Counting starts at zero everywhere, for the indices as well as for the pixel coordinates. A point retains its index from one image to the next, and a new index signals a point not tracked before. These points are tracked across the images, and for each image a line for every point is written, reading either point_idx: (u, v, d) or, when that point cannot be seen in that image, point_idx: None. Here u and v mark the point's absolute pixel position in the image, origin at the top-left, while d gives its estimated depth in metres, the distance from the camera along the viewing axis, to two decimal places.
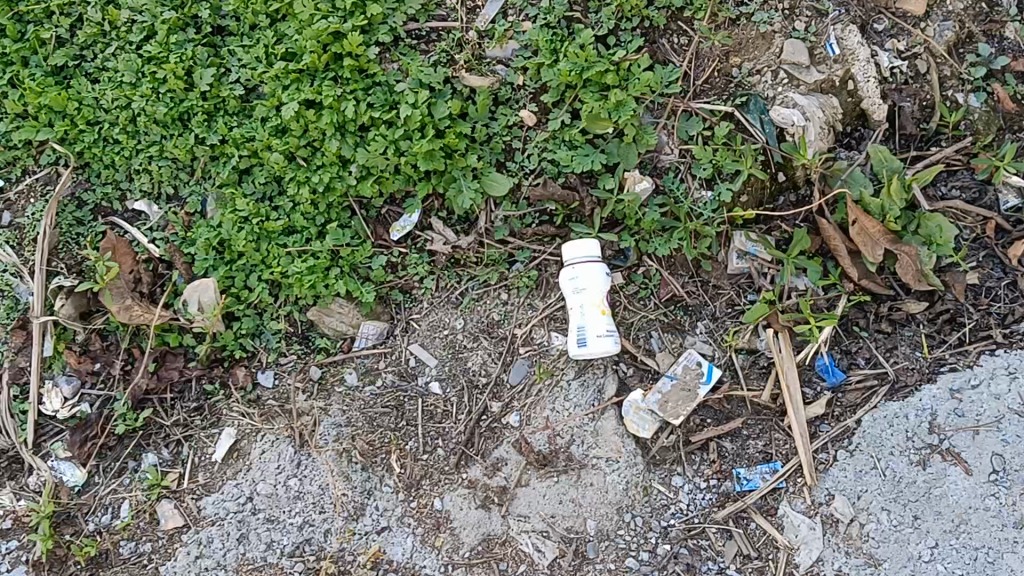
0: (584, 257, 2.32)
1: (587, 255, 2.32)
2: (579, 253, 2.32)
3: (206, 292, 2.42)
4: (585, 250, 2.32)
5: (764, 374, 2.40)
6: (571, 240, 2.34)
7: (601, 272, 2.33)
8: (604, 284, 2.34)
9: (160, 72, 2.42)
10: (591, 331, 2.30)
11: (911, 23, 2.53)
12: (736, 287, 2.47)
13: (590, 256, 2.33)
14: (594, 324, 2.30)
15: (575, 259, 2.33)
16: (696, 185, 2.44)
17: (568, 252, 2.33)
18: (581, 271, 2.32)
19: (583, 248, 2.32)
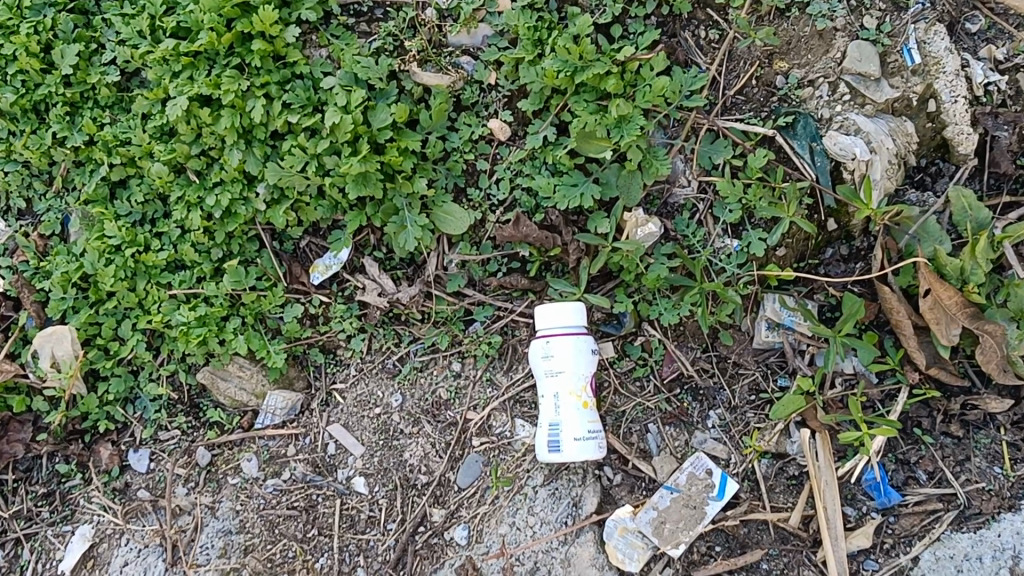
0: (564, 329, 1.71)
1: (568, 326, 1.71)
2: (558, 323, 1.71)
3: (60, 345, 1.82)
4: (567, 319, 1.71)
5: (792, 487, 1.81)
6: (548, 304, 1.72)
7: (586, 347, 1.73)
8: (590, 364, 1.73)
9: (7, 46, 1.80)
10: (565, 433, 1.70)
11: (1012, 24, 1.87)
12: (763, 367, 1.86)
13: (573, 327, 1.72)
14: (572, 421, 1.71)
15: (551, 330, 1.72)
16: (719, 230, 1.84)
17: (543, 320, 1.72)
18: (559, 348, 1.71)
19: (564, 318, 1.71)
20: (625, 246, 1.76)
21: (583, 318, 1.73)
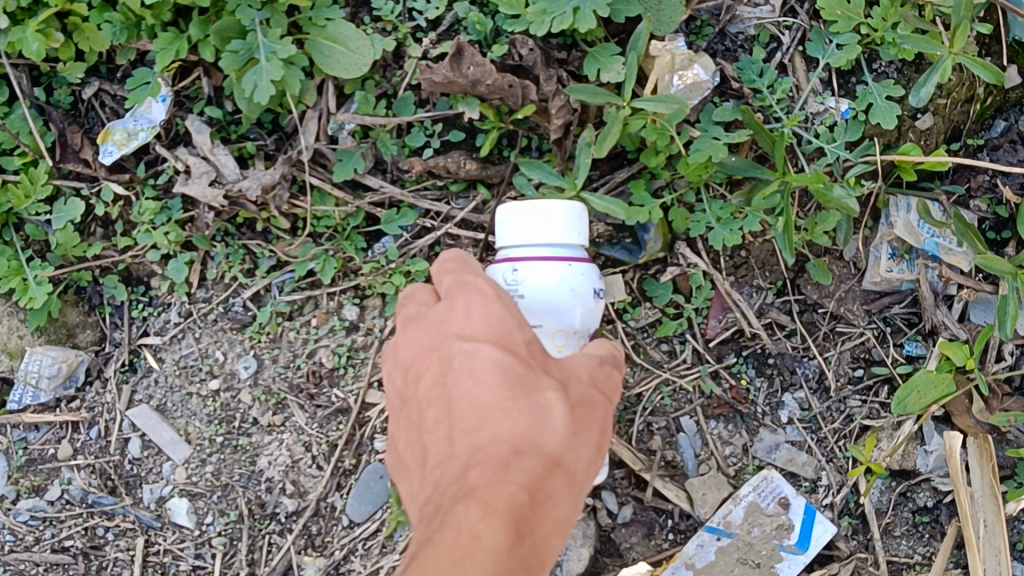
0: (544, 252, 0.89)
1: (552, 248, 0.89)
2: (535, 241, 0.88)
3: None
4: (554, 236, 0.88)
5: (924, 529, 1.07)
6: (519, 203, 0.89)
7: (585, 289, 0.91)
8: (585, 320, 0.92)
9: None
10: None
11: None
12: (878, 325, 1.08)
13: (562, 250, 0.89)
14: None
15: (527, 248, 0.89)
16: (815, 84, 1.04)
17: (506, 232, 0.89)
18: (530, 287, 0.89)
19: (548, 232, 0.88)
20: (655, 106, 0.96)
21: (583, 232, 0.90)
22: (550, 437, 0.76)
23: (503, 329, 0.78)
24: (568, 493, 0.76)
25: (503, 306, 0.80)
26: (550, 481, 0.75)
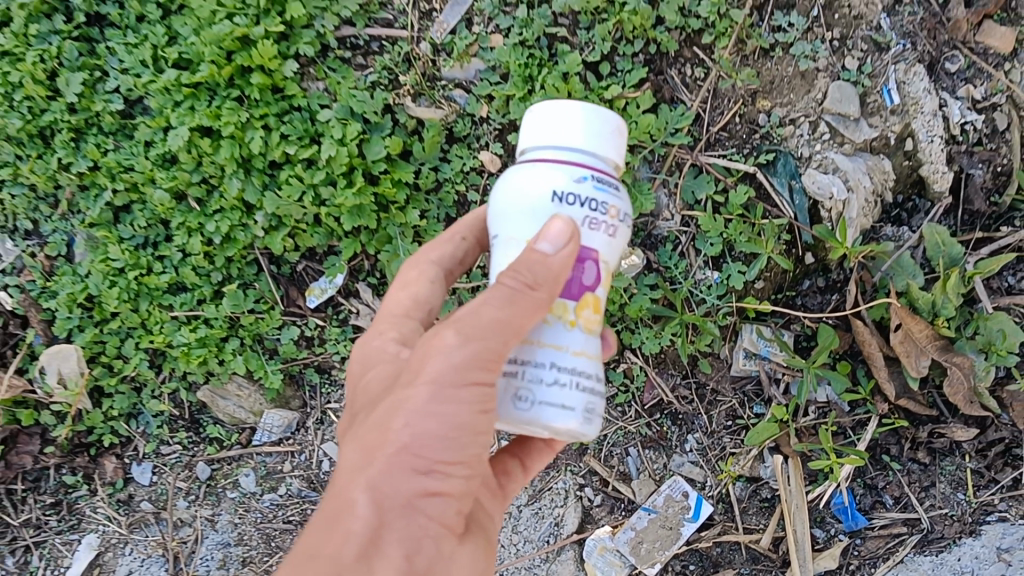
0: (543, 146, 1.18)
1: (543, 148, 1.19)
2: (537, 136, 1.19)
3: (66, 362, 1.91)
4: (565, 136, 1.17)
5: (765, 509, 1.93)
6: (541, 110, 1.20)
7: (577, 188, 1.16)
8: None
9: (14, 73, 1.85)
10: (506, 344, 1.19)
11: (992, 62, 1.97)
12: (740, 394, 1.94)
13: (561, 150, 1.17)
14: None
15: (542, 143, 1.19)
16: (700, 262, 1.91)
17: (527, 121, 1.22)
18: (523, 173, 1.19)
19: (555, 132, 1.17)
20: None
21: (582, 138, 1.17)
22: (348, 474, 1.16)
23: (361, 393, 1.29)
24: (361, 505, 1.12)
25: (361, 365, 1.32)
26: (341, 507, 1.13)
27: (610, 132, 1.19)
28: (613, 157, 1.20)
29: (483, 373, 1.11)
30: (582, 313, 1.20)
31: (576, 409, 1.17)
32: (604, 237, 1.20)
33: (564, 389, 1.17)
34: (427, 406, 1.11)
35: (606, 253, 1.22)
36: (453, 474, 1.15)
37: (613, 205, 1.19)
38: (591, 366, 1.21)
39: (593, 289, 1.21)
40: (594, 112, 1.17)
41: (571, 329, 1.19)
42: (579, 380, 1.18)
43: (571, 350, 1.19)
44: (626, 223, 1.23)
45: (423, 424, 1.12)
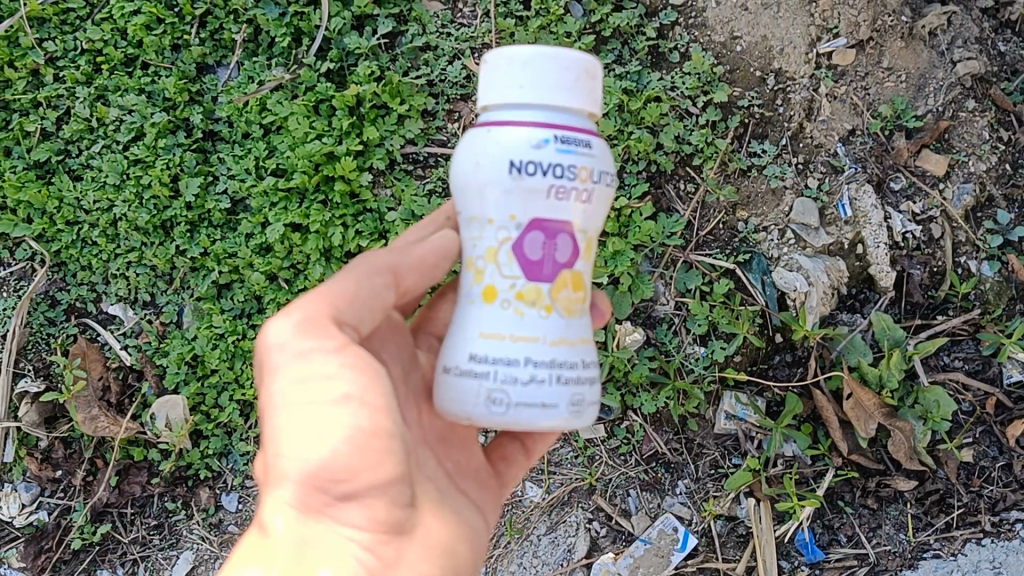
0: (503, 101, 1.36)
1: (504, 102, 1.36)
2: (508, 95, 1.35)
3: (173, 410, 2.35)
4: (534, 95, 1.34)
5: (740, 543, 2.36)
6: (510, 64, 1.35)
7: (544, 146, 1.34)
8: (524, 200, 1.37)
9: (146, 177, 2.34)
10: (478, 329, 1.41)
11: (929, 183, 2.43)
12: (723, 448, 2.38)
13: (525, 110, 1.35)
14: (469, 325, 1.42)
15: (513, 99, 1.35)
16: (690, 339, 2.35)
17: (492, 76, 1.37)
18: (487, 129, 1.38)
19: (526, 92, 1.34)
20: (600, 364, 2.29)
21: (540, 95, 1.34)
22: (265, 485, 1.35)
23: None
24: (275, 496, 1.31)
25: None
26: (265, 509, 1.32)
27: (571, 84, 1.35)
28: (576, 106, 1.36)
29: (331, 328, 1.36)
30: (560, 294, 1.41)
31: (559, 404, 1.37)
32: (576, 203, 1.39)
33: (542, 389, 1.36)
34: (298, 407, 1.31)
35: (577, 220, 1.41)
36: (351, 459, 1.29)
37: (580, 166, 1.36)
38: (573, 349, 1.41)
39: (568, 266, 1.42)
40: (553, 67, 1.34)
41: (550, 313, 1.40)
42: (559, 373, 1.38)
43: (551, 340, 1.39)
44: (598, 184, 1.41)
45: (299, 431, 1.30)
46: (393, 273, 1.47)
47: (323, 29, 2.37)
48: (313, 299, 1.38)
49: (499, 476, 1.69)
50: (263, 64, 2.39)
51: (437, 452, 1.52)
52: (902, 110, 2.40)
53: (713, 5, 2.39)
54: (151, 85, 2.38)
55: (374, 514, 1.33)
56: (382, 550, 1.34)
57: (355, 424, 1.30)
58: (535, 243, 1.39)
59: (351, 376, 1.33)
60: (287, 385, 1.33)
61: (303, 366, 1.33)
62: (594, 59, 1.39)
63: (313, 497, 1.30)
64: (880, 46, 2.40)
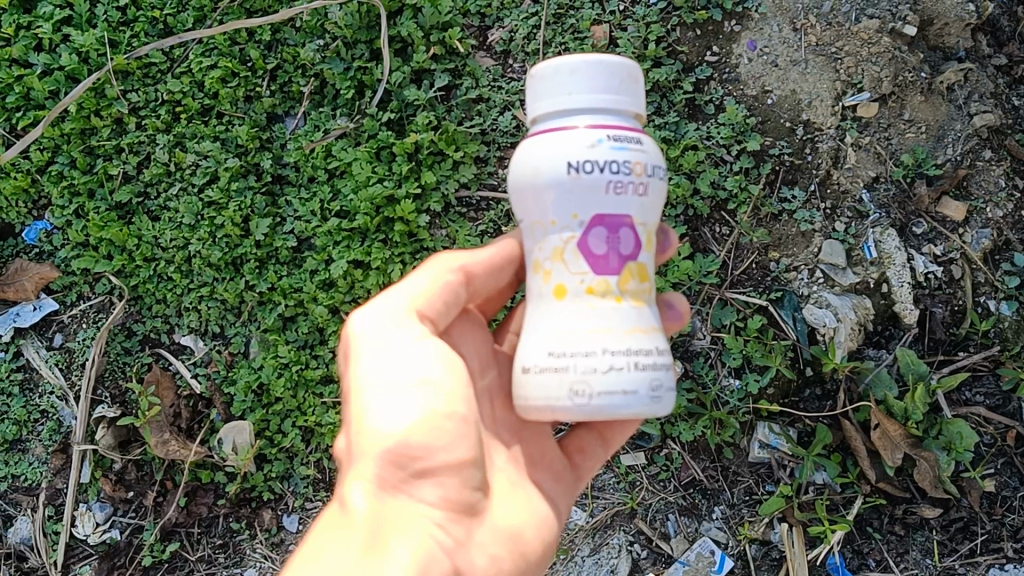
0: (555, 109, 1.52)
1: (556, 109, 1.52)
2: (563, 105, 1.51)
3: (240, 435, 2.50)
4: (587, 102, 1.50)
5: (774, 566, 2.50)
6: (559, 77, 1.51)
7: (599, 147, 1.49)
8: (586, 199, 1.52)
9: (219, 218, 2.52)
10: (557, 327, 1.54)
11: (949, 228, 2.59)
12: (757, 475, 2.51)
13: (579, 117, 1.51)
14: (544, 324, 1.56)
15: (566, 107, 1.51)
16: (725, 372, 2.51)
17: (542, 89, 1.53)
18: (542, 138, 1.53)
19: (579, 100, 1.50)
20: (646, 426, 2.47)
21: (590, 101, 1.50)
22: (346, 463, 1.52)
23: None
24: (356, 469, 1.48)
25: None
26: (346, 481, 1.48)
27: (619, 86, 1.51)
28: (625, 108, 1.52)
29: (410, 322, 1.57)
30: (627, 286, 1.56)
31: (639, 390, 1.48)
32: (634, 196, 1.54)
33: (622, 376, 1.48)
34: (381, 390, 1.51)
35: (635, 213, 1.56)
36: (427, 438, 1.48)
37: (634, 161, 1.51)
38: (647, 338, 1.54)
39: (633, 258, 1.57)
40: (600, 74, 1.50)
41: (621, 303, 1.54)
42: (635, 359, 1.49)
43: (624, 329, 1.52)
44: (652, 177, 1.55)
45: (381, 410, 1.49)
46: (464, 273, 1.66)
47: (384, 82, 2.57)
48: (394, 295, 1.59)
49: (576, 468, 1.83)
50: (329, 114, 2.59)
51: (508, 447, 1.70)
52: (923, 159, 2.56)
53: (745, 62, 2.61)
54: (226, 132, 2.58)
55: (446, 493, 1.50)
56: (453, 527, 1.50)
57: (431, 407, 1.51)
58: (600, 239, 1.54)
59: (427, 366, 1.54)
60: (371, 372, 1.53)
61: (384, 357, 1.54)
62: (635, 64, 1.54)
63: (392, 472, 1.46)
64: (902, 99, 2.58)
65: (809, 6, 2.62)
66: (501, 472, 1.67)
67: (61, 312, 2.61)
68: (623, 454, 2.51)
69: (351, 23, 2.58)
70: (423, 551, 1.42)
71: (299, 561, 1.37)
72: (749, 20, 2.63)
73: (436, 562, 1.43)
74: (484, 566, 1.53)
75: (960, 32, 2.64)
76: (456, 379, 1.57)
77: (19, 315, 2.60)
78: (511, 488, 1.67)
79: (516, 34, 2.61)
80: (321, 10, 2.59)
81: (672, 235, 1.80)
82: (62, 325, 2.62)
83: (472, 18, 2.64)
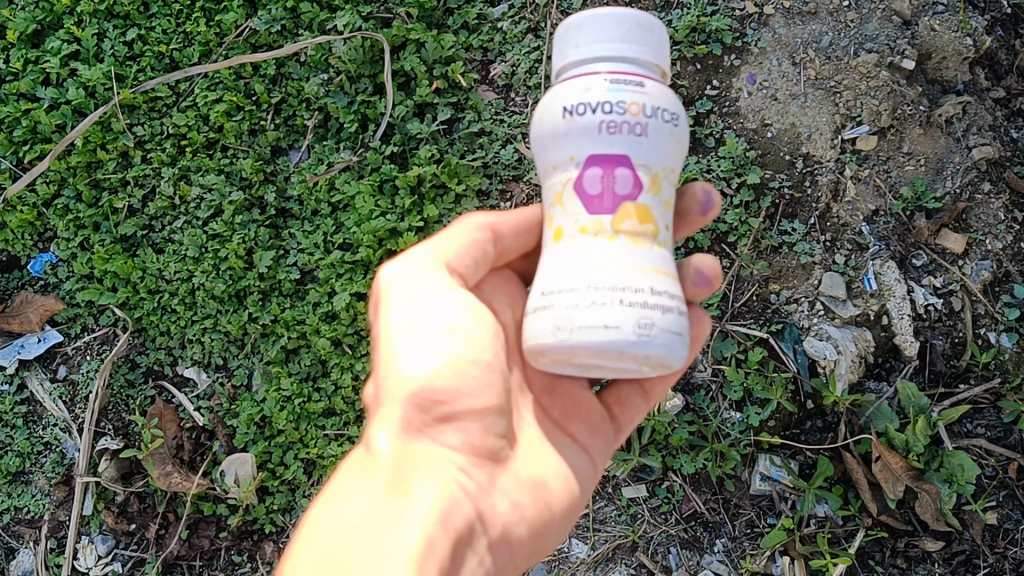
0: (565, 61, 1.56)
1: (565, 62, 1.56)
2: (568, 58, 1.56)
3: (243, 467, 2.51)
4: (586, 53, 1.53)
5: None
6: (567, 33, 1.56)
7: (594, 91, 1.51)
8: (581, 140, 1.53)
9: (223, 250, 2.54)
10: (552, 269, 1.55)
11: (949, 260, 2.60)
12: (758, 508, 2.51)
13: (581, 66, 1.54)
14: (545, 267, 1.58)
15: (572, 60, 1.55)
16: (726, 404, 2.52)
17: (557, 48, 1.59)
18: (553, 90, 1.58)
19: (580, 51, 1.54)
20: (651, 459, 2.48)
21: (591, 50, 1.53)
22: (374, 409, 1.60)
23: None
24: (381, 414, 1.56)
25: None
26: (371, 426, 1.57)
27: (621, 33, 1.52)
28: (628, 55, 1.52)
29: (438, 274, 1.65)
30: (621, 226, 1.52)
31: (623, 326, 1.43)
32: (631, 137, 1.51)
33: (604, 311, 1.44)
34: (409, 336, 1.60)
35: (634, 153, 1.53)
36: (449, 385, 1.56)
37: (629, 101, 1.50)
38: (640, 277, 1.49)
39: (630, 199, 1.53)
40: (601, 22, 1.52)
41: (613, 242, 1.52)
42: (620, 296, 1.46)
43: (613, 267, 1.49)
44: (654, 119, 1.52)
45: (407, 356, 1.58)
46: (491, 231, 1.73)
47: (387, 116, 2.59)
48: (425, 249, 1.69)
49: (613, 422, 1.84)
50: (332, 148, 2.61)
51: (536, 401, 1.75)
52: (922, 192, 2.58)
53: (745, 96, 2.64)
54: (230, 166, 2.60)
55: (469, 437, 1.57)
56: (477, 472, 1.57)
57: (458, 353, 1.59)
58: (595, 178, 1.53)
59: (453, 315, 1.62)
60: (400, 320, 1.62)
61: (412, 305, 1.63)
62: (651, 17, 1.55)
63: (416, 415, 1.54)
64: (901, 132, 2.60)
65: (808, 41, 2.66)
66: (530, 423, 1.72)
67: (65, 344, 2.63)
68: (626, 487, 2.53)
69: (355, 58, 2.61)
70: (447, 491, 1.48)
71: (325, 500, 1.46)
72: (748, 54, 2.66)
73: (457, 499, 1.48)
74: (508, 511, 1.58)
75: (958, 65, 2.66)
76: (482, 329, 1.64)
77: (23, 347, 2.62)
78: (540, 441, 1.72)
79: (518, 68, 2.64)
80: (325, 45, 2.63)
81: (715, 196, 1.78)
82: (65, 357, 2.63)
83: (474, 53, 2.67)
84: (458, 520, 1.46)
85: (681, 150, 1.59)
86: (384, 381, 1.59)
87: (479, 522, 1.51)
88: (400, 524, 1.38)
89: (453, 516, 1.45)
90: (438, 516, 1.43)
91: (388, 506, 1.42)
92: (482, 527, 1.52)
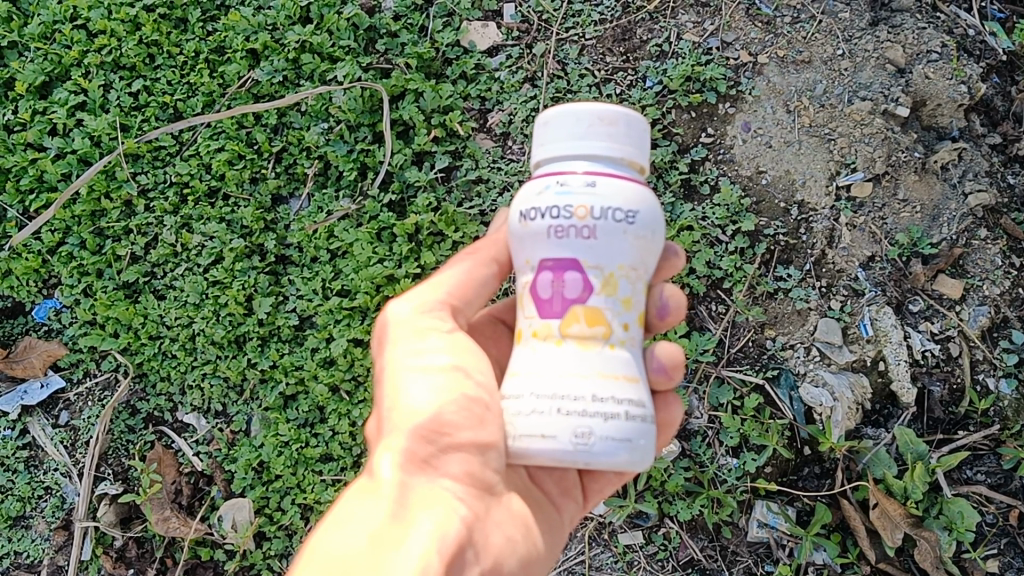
0: (535, 158, 1.61)
1: (533, 158, 1.61)
2: (535, 155, 1.61)
3: (240, 512, 2.51)
4: (549, 150, 1.56)
5: None
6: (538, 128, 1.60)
7: (546, 191, 1.55)
8: (534, 245, 1.58)
9: (223, 297, 2.57)
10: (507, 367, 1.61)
11: (946, 305, 2.60)
12: (756, 555, 2.51)
13: (545, 165, 1.58)
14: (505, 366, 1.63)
15: (538, 155, 1.59)
16: (723, 450, 2.51)
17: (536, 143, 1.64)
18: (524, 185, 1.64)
19: (544, 148, 1.58)
20: (648, 505, 2.47)
21: (551, 149, 1.56)
22: (377, 440, 1.62)
23: None
24: (384, 445, 1.58)
25: None
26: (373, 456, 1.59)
27: (582, 133, 1.53)
28: (585, 153, 1.54)
29: (440, 314, 1.69)
30: (569, 329, 1.56)
31: (559, 436, 1.48)
32: (579, 240, 1.54)
33: (543, 420, 1.50)
34: (413, 372, 1.62)
35: (583, 256, 1.55)
36: (455, 420, 1.57)
37: (577, 205, 1.52)
38: (617, 387, 1.53)
39: (579, 301, 1.56)
40: (562, 122, 1.55)
41: (560, 346, 1.55)
42: (559, 404, 1.50)
43: (559, 373, 1.53)
44: (603, 220, 1.52)
45: (412, 391, 1.61)
46: (495, 262, 1.74)
47: (385, 164, 2.63)
48: (426, 287, 1.71)
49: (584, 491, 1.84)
50: (332, 196, 2.65)
51: None
52: (918, 238, 2.60)
53: (739, 143, 2.66)
54: (231, 214, 2.64)
55: (470, 467, 1.57)
56: (475, 503, 1.58)
57: (463, 392, 1.60)
58: (547, 283, 1.58)
59: (455, 353, 1.65)
60: (404, 353, 1.65)
61: (415, 338, 1.65)
62: (618, 108, 1.54)
63: (420, 447, 1.56)
64: (895, 178, 2.61)
65: (802, 89, 2.68)
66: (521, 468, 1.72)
67: (67, 389, 2.66)
68: (622, 533, 2.52)
69: (355, 107, 2.66)
70: (445, 522, 1.50)
71: (327, 525, 1.48)
72: (742, 102, 2.69)
73: (458, 532, 1.51)
74: (502, 544, 1.59)
75: (954, 112, 2.66)
76: (484, 369, 1.66)
77: (26, 393, 2.65)
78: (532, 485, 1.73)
79: (515, 117, 2.69)
80: (326, 95, 2.68)
81: (674, 299, 1.77)
82: (67, 402, 2.66)
83: (472, 101, 2.72)
84: (458, 551, 1.49)
85: (644, 247, 1.58)
86: (389, 413, 1.61)
87: (475, 552, 1.53)
88: (401, 554, 1.41)
89: (453, 547, 1.48)
90: (436, 543, 1.46)
91: (391, 535, 1.45)
92: (480, 559, 1.54)
